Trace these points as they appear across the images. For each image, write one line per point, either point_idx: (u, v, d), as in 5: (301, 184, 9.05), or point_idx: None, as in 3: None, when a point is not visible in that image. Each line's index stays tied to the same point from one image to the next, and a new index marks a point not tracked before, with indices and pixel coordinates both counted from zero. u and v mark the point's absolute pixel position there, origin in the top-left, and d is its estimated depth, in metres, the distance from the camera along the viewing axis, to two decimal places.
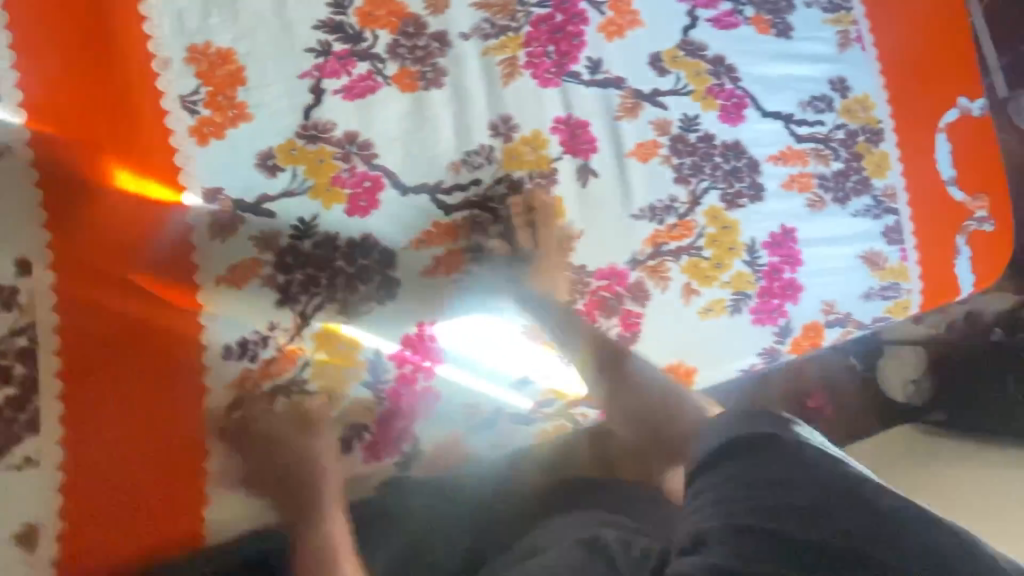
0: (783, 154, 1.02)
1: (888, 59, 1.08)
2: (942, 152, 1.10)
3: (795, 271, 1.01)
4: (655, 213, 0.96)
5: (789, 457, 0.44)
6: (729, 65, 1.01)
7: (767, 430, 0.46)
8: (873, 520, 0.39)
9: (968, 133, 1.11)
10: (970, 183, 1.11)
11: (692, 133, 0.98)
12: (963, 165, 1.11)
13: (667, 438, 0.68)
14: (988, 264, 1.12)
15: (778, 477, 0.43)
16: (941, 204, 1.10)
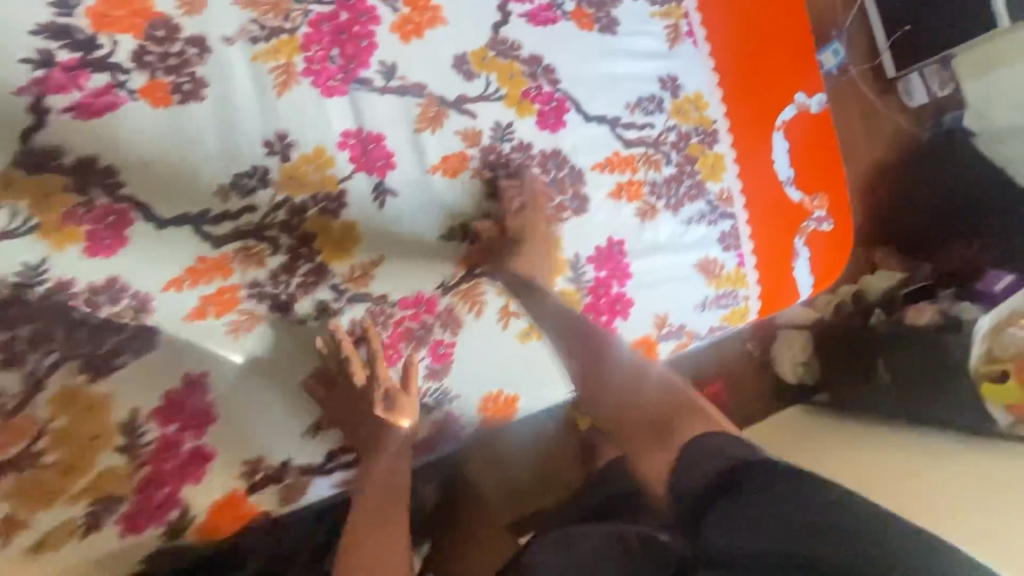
0: (609, 161, 0.97)
1: (724, 54, 1.04)
2: (781, 151, 1.07)
3: (623, 284, 0.96)
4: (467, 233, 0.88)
5: (761, 472, 0.55)
6: (546, 66, 0.93)
7: (741, 454, 0.58)
8: (836, 513, 0.50)
9: (804, 131, 1.09)
10: (808, 183, 1.09)
11: (506, 143, 0.91)
12: (801, 165, 1.09)
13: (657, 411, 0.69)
14: (827, 265, 1.11)
15: (761, 495, 0.53)
16: (782, 206, 1.07)
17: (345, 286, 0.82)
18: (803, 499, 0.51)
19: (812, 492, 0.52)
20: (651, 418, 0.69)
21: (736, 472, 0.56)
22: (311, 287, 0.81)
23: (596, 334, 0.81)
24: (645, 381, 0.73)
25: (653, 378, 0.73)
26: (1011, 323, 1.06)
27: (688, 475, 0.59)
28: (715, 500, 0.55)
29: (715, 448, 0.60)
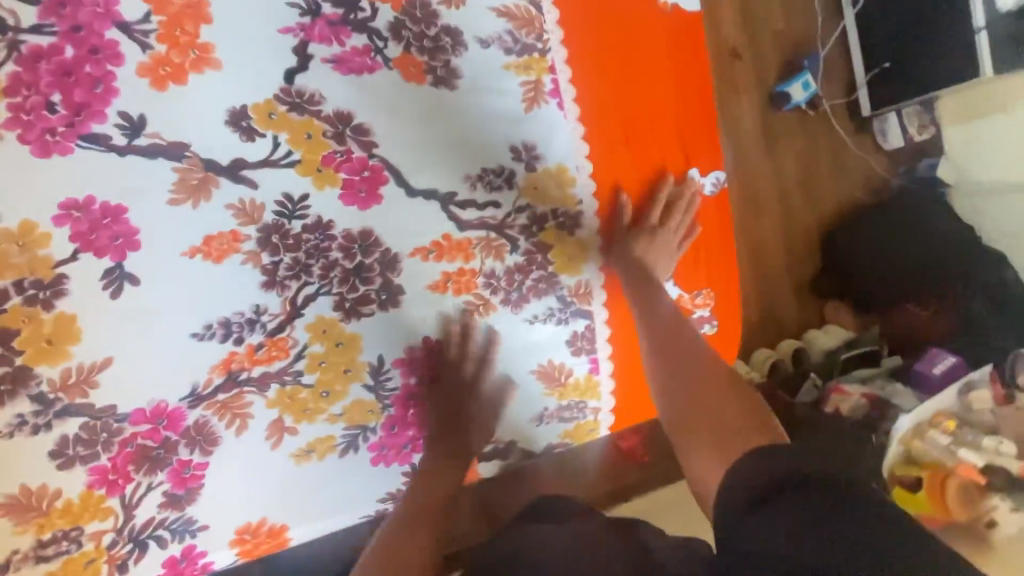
0: (437, 245, 0.80)
1: (599, 119, 0.86)
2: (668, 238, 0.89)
3: (437, 395, 0.82)
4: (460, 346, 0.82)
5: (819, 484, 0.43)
6: (357, 125, 0.75)
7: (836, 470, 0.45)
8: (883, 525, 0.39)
9: (690, 216, 0.93)
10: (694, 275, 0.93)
11: (297, 220, 0.74)
12: (687, 256, 0.93)
13: (723, 413, 0.60)
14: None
15: (803, 506, 0.42)
16: None
17: (55, 395, 0.66)
18: (850, 510, 0.41)
19: (856, 498, 0.42)
20: (723, 432, 0.58)
21: (778, 484, 0.45)
22: (4, 398, 0.65)
23: (679, 342, 0.74)
24: (709, 390, 0.65)
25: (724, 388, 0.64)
26: (932, 426, 0.90)
27: (751, 468, 0.49)
28: (756, 501, 0.45)
29: (736, 470, 0.50)
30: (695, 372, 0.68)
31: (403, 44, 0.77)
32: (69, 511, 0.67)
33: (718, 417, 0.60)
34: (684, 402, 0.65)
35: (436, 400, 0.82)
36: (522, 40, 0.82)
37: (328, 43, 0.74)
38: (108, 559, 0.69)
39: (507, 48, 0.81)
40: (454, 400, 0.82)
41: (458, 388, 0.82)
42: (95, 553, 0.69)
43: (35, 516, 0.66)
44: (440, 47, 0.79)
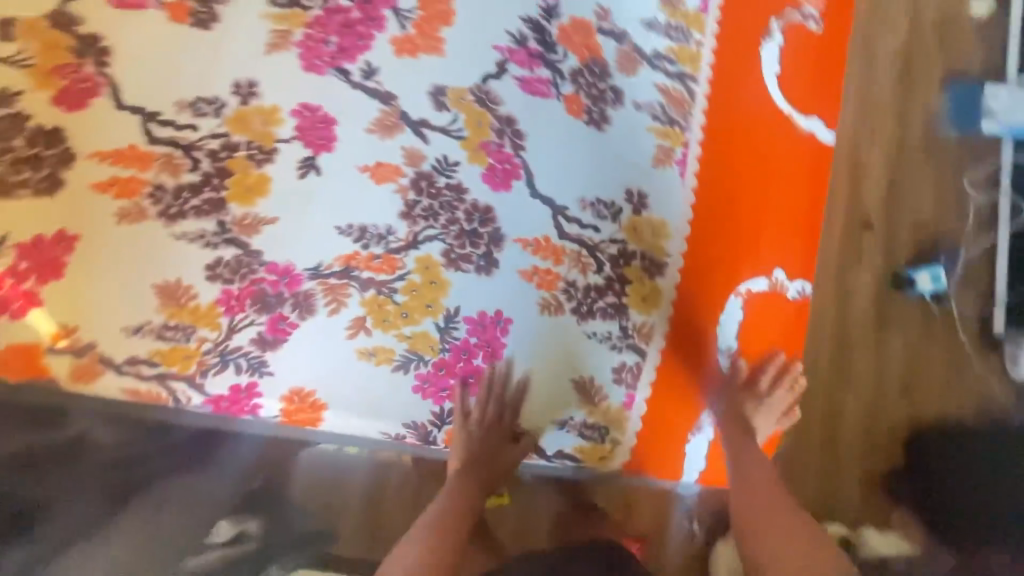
0: (538, 241, 0.94)
1: (709, 198, 0.98)
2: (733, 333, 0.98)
3: (487, 360, 0.92)
4: (491, 391, 0.90)
5: None
6: (517, 129, 0.95)
7: None
8: None
9: (767, 310, 0.99)
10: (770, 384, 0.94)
11: (443, 177, 0.92)
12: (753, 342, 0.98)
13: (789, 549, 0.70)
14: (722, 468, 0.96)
15: None
16: (704, 372, 0.97)
17: (232, 226, 0.88)
18: None
19: None
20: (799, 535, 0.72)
21: None
22: (202, 213, 0.87)
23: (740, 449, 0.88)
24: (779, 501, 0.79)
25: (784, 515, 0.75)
26: None
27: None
28: None
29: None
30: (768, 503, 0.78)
31: (576, 86, 0.97)
32: (195, 312, 0.86)
33: (797, 523, 0.75)
34: (755, 521, 0.76)
35: (472, 439, 0.87)
36: (668, 115, 0.98)
37: (523, 66, 0.96)
38: (198, 361, 0.87)
39: (654, 117, 0.98)
40: (488, 451, 0.86)
41: (493, 447, 0.87)
42: (191, 351, 0.86)
43: (175, 302, 0.86)
44: (602, 98, 0.97)
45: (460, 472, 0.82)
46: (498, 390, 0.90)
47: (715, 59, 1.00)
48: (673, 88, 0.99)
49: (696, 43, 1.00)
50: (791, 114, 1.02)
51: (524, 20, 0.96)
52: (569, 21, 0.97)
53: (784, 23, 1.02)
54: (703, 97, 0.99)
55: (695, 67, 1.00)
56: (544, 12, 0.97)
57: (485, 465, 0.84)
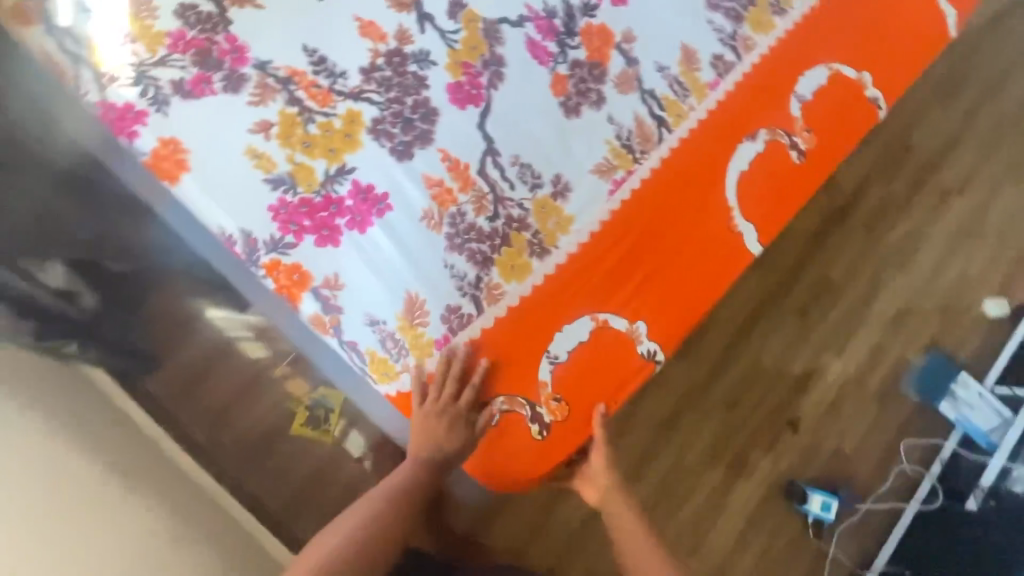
0: (456, 163, 0.98)
1: (622, 226, 1.02)
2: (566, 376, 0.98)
3: (347, 225, 0.94)
4: (450, 371, 0.93)
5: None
6: (501, 72, 1.02)
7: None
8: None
9: (612, 347, 0.99)
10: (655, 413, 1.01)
11: (415, 66, 0.99)
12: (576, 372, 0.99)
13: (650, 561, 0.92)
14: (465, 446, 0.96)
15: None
16: (521, 363, 0.96)
17: None
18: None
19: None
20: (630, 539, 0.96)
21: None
22: None
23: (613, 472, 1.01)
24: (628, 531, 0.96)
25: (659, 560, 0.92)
26: None
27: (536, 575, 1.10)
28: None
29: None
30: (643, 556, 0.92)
31: (570, 73, 1.04)
32: (143, 30, 0.92)
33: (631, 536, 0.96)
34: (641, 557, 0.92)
35: (426, 423, 0.93)
36: (630, 142, 1.04)
37: (539, 32, 1.04)
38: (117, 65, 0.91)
39: (618, 135, 1.04)
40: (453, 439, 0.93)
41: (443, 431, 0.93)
42: (117, 57, 0.91)
43: (133, 10, 0.92)
44: (585, 94, 1.04)
45: (423, 456, 0.95)
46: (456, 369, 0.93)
47: (697, 126, 1.07)
48: (648, 124, 1.05)
49: (689, 105, 1.08)
50: (734, 209, 1.06)
51: (564, 1, 1.06)
52: (598, 25, 1.06)
53: (771, 137, 1.09)
54: (669, 148, 1.06)
55: (676, 122, 1.07)
56: (583, 7, 1.06)
57: (442, 457, 0.94)
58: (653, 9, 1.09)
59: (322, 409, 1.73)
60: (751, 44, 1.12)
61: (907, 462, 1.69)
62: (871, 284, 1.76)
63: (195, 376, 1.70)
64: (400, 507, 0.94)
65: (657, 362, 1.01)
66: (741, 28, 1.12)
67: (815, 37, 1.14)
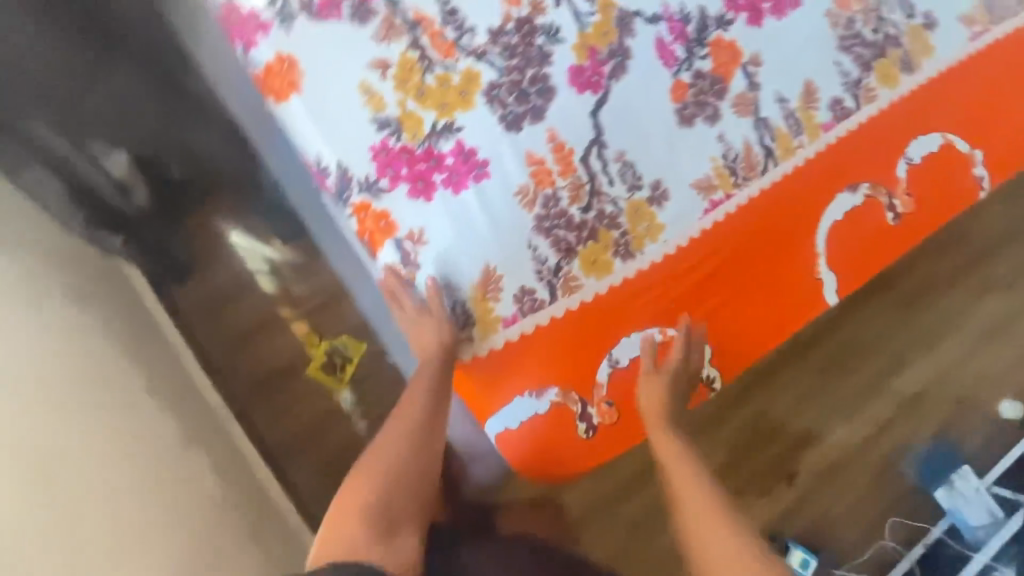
0: (561, 146, 0.96)
1: (709, 248, 1.00)
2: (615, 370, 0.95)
3: (442, 183, 0.92)
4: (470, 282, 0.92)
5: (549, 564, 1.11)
6: (624, 65, 0.99)
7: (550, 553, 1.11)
8: None
9: None
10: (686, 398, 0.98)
11: (543, 39, 0.96)
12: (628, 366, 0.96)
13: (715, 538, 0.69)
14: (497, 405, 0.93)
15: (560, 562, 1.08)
16: (581, 357, 0.95)
17: None
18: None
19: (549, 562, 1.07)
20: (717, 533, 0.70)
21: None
22: None
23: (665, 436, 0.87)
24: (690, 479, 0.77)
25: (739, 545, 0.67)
26: None
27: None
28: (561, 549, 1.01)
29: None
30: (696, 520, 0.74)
31: (691, 82, 1.02)
32: None
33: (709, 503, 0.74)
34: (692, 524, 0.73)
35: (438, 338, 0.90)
36: (735, 165, 1.02)
37: (670, 34, 1.01)
38: None
39: (724, 155, 1.02)
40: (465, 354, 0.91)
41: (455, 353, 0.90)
42: None
43: None
44: (700, 106, 1.02)
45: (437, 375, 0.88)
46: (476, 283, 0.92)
47: (804, 165, 1.05)
48: (756, 152, 1.03)
49: (800, 142, 1.05)
50: (821, 256, 1.05)
51: (701, 8, 1.03)
52: (729, 40, 1.04)
53: (872, 193, 1.08)
54: (771, 180, 1.04)
55: (784, 156, 1.05)
56: (718, 18, 1.04)
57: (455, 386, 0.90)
58: (786, 37, 1.07)
59: (340, 356, 1.72)
60: (873, 95, 1.09)
61: (889, 539, 1.65)
62: (895, 358, 1.78)
63: (225, 296, 1.71)
64: (422, 456, 0.79)
65: (711, 386, 1.01)
66: (867, 77, 1.09)
67: (936, 104, 1.12)
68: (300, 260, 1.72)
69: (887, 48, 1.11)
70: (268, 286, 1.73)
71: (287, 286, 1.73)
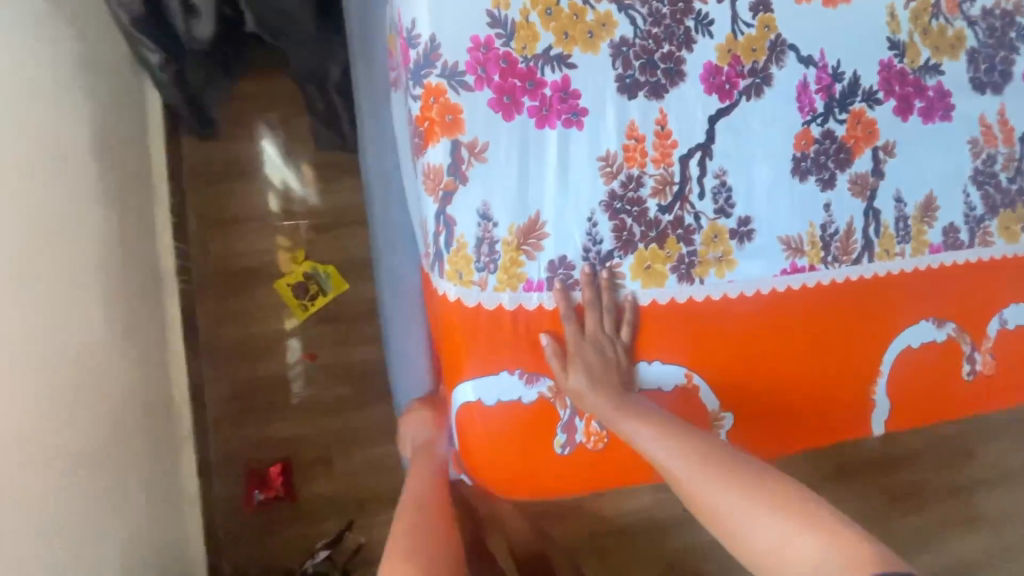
0: (666, 133, 0.85)
1: (769, 310, 0.87)
2: (613, 363, 0.79)
3: (531, 109, 0.80)
4: (499, 220, 0.78)
5: None
6: (760, 89, 0.90)
7: None
8: None
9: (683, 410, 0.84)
10: None
11: (691, 24, 0.87)
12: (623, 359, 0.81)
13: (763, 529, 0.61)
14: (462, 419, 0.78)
15: None
16: None
17: None
18: None
19: None
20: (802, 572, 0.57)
21: None
22: None
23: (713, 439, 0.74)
24: (761, 514, 0.62)
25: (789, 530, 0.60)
26: None
27: None
28: None
29: None
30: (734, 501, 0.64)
31: (818, 138, 0.92)
32: None
33: (790, 536, 0.59)
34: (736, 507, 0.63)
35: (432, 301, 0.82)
36: (830, 240, 0.91)
37: (816, 83, 0.93)
38: None
39: (823, 226, 0.91)
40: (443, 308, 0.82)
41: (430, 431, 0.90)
42: None
43: None
44: (819, 166, 0.92)
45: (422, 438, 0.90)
46: (505, 230, 0.78)
47: (899, 274, 0.94)
48: (855, 237, 0.92)
49: (902, 250, 0.95)
50: (882, 375, 0.92)
51: (856, 75, 0.95)
52: (870, 118, 0.95)
53: (955, 336, 0.96)
54: (861, 273, 0.92)
55: (881, 256, 0.93)
56: (868, 92, 0.95)
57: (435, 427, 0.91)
58: (925, 144, 0.98)
59: (316, 285, 1.55)
60: (990, 240, 0.99)
61: None
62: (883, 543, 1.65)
63: (229, 170, 1.55)
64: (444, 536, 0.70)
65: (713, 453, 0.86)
66: (990, 219, 1.00)
67: None
68: (322, 201, 1.58)
69: (1017, 202, 1.02)
70: (272, 205, 1.56)
71: (293, 216, 1.57)
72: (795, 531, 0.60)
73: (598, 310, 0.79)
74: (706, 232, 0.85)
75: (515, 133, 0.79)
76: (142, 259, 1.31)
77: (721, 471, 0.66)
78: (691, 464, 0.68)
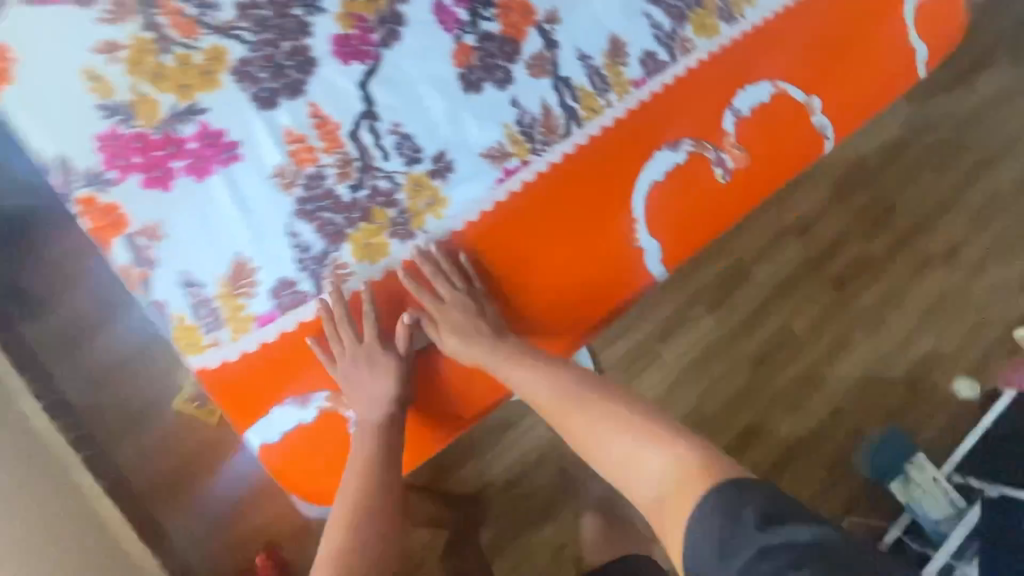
0: (326, 120, 0.87)
1: (504, 221, 0.89)
2: (482, 322, 0.85)
3: (187, 168, 0.82)
4: (205, 279, 0.80)
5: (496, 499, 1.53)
6: (397, 31, 0.91)
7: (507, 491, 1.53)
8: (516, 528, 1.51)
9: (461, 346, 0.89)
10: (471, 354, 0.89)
11: (300, 9, 0.88)
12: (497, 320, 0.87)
13: (619, 450, 0.69)
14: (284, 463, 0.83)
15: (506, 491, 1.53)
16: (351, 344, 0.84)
17: None
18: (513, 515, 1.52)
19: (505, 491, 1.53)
20: (648, 490, 0.66)
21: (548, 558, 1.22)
22: None
23: (599, 390, 0.76)
24: (621, 436, 0.70)
25: (635, 438, 0.69)
26: None
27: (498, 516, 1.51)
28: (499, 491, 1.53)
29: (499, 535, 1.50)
30: (601, 427, 0.72)
31: (478, 45, 0.93)
32: None
33: (634, 451, 0.68)
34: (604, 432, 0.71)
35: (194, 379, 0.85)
36: (531, 130, 0.93)
37: None
38: None
39: (518, 121, 0.92)
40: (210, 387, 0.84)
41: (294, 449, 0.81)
42: None
43: None
44: (490, 70, 0.93)
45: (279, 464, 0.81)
46: (214, 285, 0.80)
47: (614, 124, 0.95)
48: (555, 115, 0.94)
49: (607, 101, 0.96)
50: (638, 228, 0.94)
51: None
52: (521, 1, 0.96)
53: (695, 149, 0.97)
54: (576, 144, 0.94)
55: (589, 116, 0.95)
56: None
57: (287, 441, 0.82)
58: None
59: None
60: (690, 46, 1.00)
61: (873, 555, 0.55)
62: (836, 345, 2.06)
63: None
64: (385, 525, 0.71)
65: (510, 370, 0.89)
66: (682, 28, 1.01)
67: (765, 49, 1.03)
68: None
69: None
70: None
71: None
72: (639, 440, 0.68)
73: (465, 295, 0.85)
74: (405, 186, 0.87)
75: (181, 199, 0.81)
76: (73, 394, 1.37)
77: (588, 405, 0.75)
78: (558, 400, 0.77)
